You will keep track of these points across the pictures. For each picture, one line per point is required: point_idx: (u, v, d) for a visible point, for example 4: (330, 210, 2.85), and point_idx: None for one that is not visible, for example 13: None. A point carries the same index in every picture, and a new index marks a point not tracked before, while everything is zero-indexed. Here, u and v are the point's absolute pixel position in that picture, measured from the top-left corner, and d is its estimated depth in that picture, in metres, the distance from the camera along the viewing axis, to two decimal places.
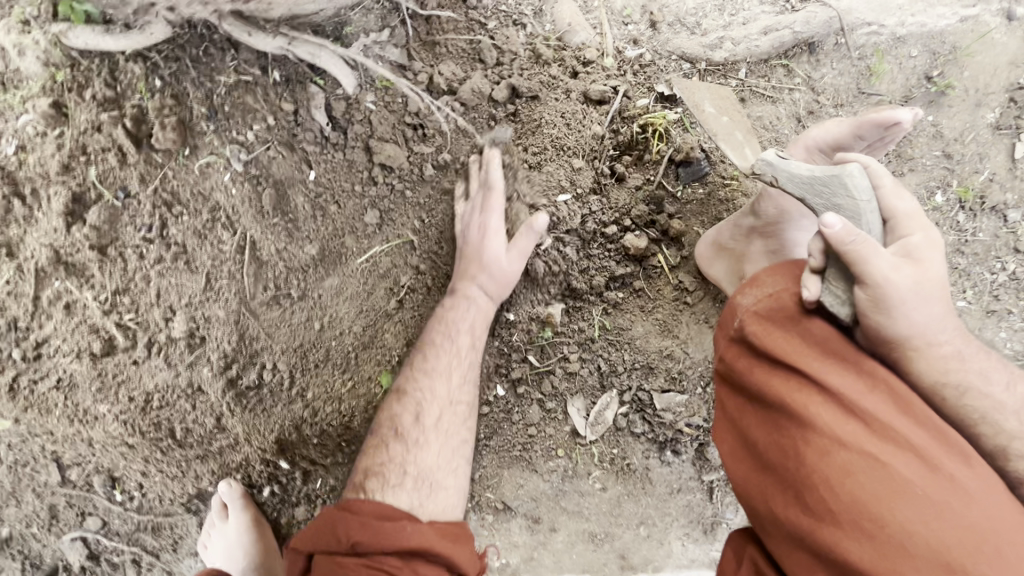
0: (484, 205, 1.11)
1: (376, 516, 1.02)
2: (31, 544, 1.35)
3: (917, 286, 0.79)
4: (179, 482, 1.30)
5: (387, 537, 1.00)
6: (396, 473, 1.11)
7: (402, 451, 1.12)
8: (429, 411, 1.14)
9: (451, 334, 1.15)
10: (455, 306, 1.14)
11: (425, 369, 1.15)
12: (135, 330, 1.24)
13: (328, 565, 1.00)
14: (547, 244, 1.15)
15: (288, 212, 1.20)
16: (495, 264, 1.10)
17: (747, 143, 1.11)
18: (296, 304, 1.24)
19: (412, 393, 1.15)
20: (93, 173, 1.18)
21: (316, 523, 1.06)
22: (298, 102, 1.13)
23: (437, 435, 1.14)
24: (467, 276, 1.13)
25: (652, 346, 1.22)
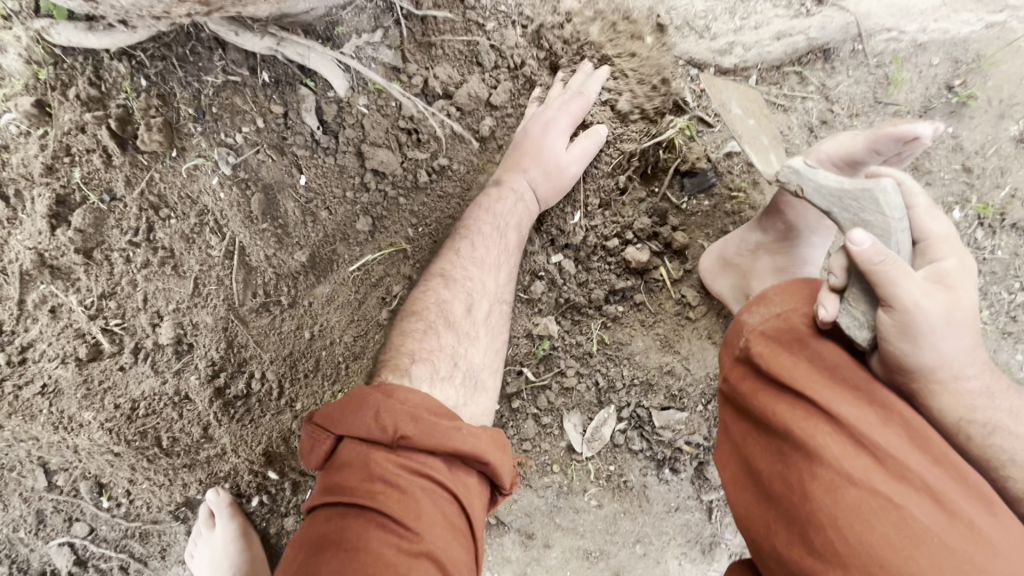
0: (564, 104, 1.06)
1: (426, 410, 0.86)
2: (19, 548, 1.33)
3: (948, 314, 0.74)
4: (167, 490, 1.28)
5: (439, 437, 0.83)
6: (445, 362, 0.99)
7: (453, 341, 1.01)
8: (480, 304, 1.05)
9: (499, 224, 1.07)
10: (505, 195, 1.06)
11: (472, 258, 1.06)
12: (122, 335, 1.21)
13: (364, 455, 0.83)
14: (543, 257, 1.12)
15: (277, 218, 1.16)
16: (556, 160, 1.05)
17: (773, 148, 1.05)
18: (286, 311, 1.21)
19: (460, 282, 1.05)
20: (78, 175, 1.15)
21: (351, 402, 0.87)
22: (288, 104, 1.08)
23: (485, 331, 1.05)
24: (524, 160, 1.06)
25: (652, 361, 1.18)
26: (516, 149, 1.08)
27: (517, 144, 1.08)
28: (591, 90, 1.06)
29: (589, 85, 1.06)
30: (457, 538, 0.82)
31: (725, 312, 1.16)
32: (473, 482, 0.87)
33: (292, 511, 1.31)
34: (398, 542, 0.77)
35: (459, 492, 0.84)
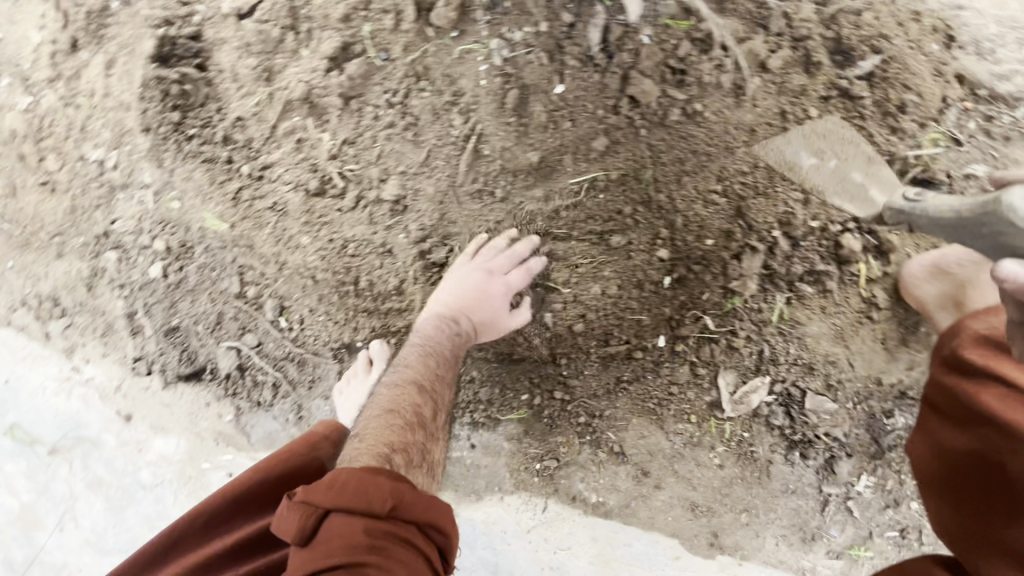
0: (513, 271, 1.28)
1: (404, 482, 0.99)
2: (191, 341, 1.48)
3: None
4: (340, 328, 1.41)
5: (424, 511, 0.96)
6: (417, 455, 1.11)
7: (422, 439, 1.15)
8: (440, 413, 1.22)
9: (452, 350, 1.26)
10: (454, 333, 1.26)
11: (432, 372, 1.23)
12: (350, 181, 1.34)
13: (352, 525, 0.91)
14: (764, 224, 1.17)
15: (524, 116, 1.26)
16: (498, 315, 1.28)
17: (875, 180, 1.09)
18: (498, 203, 1.31)
19: (429, 392, 1.21)
20: (367, 30, 1.28)
21: (340, 478, 0.97)
22: (579, 16, 1.18)
23: (439, 438, 1.20)
24: (471, 310, 1.27)
25: (820, 348, 1.24)
26: (466, 295, 1.27)
27: (467, 292, 1.27)
28: (535, 270, 1.28)
29: (534, 262, 1.28)
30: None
31: (906, 322, 1.22)
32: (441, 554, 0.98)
33: None
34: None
35: (433, 559, 0.94)
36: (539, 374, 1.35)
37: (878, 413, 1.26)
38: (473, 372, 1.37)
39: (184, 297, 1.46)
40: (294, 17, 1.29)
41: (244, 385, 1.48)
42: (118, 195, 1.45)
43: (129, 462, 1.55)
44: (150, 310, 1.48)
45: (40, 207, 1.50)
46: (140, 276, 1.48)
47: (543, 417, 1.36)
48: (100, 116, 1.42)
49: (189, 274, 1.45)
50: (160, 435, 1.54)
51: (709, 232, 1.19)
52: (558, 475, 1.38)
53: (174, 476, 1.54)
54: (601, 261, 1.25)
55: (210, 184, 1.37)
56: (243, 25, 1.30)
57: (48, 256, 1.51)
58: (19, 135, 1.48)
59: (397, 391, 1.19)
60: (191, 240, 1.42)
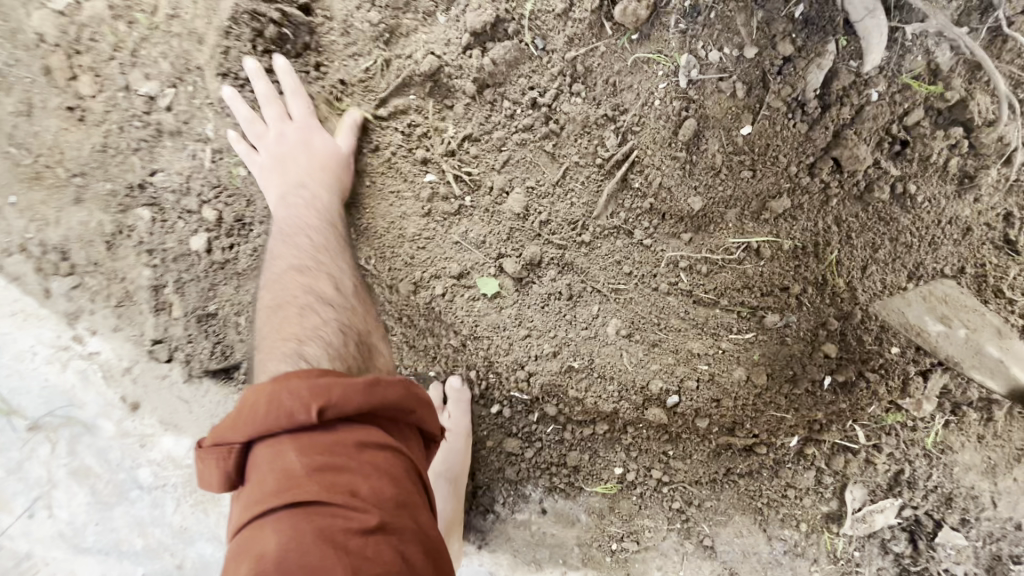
0: (292, 107, 1.07)
1: (333, 375, 0.74)
2: (229, 332, 1.24)
3: None
4: (414, 356, 1.16)
5: (365, 397, 0.72)
6: (335, 333, 0.89)
7: (327, 313, 0.92)
8: (342, 280, 0.98)
9: (312, 220, 1.03)
10: (309, 199, 1.04)
11: (304, 250, 0.99)
12: (466, 186, 1.10)
13: (279, 452, 0.69)
14: (965, 344, 0.99)
15: (695, 153, 1.04)
16: (320, 152, 1.06)
17: (1014, 355, 0.98)
18: (635, 248, 1.09)
19: (313, 269, 0.97)
20: (527, 8, 1.04)
21: (246, 401, 0.72)
22: (800, 51, 0.96)
23: (359, 302, 0.98)
24: (298, 169, 1.05)
25: (967, 480, 1.10)
26: (282, 165, 1.06)
27: (281, 159, 1.06)
28: (297, 78, 1.07)
29: (290, 77, 1.07)
30: (417, 496, 0.73)
31: None
32: (413, 435, 0.79)
33: (522, 437, 1.18)
34: (362, 526, 0.65)
35: (402, 450, 0.75)
36: (638, 449, 1.16)
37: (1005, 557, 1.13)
38: (564, 433, 1.16)
39: (228, 280, 1.21)
40: None
41: None
42: (167, 142, 1.17)
43: (127, 456, 1.31)
44: (183, 287, 1.22)
45: (62, 136, 1.20)
46: (176, 245, 1.21)
47: (632, 494, 1.19)
48: (163, 42, 1.13)
49: (241, 255, 1.20)
50: (172, 432, 1.30)
51: (896, 338, 1.02)
52: (633, 558, 1.21)
53: (182, 480, 1.32)
54: (749, 340, 1.07)
55: None
56: None
57: (64, 199, 1.23)
58: (48, 42, 1.17)
59: (281, 287, 0.95)
60: (249, 217, 1.18)
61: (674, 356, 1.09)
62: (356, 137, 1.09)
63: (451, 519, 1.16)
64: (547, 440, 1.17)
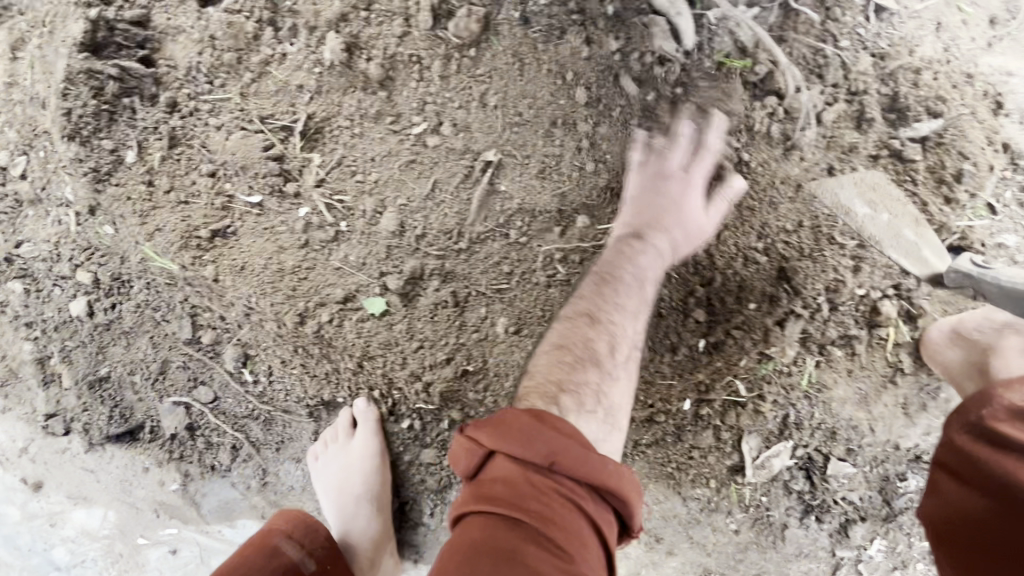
0: (677, 155, 1.05)
1: (577, 439, 0.81)
2: (125, 393, 1.21)
3: None
4: (318, 384, 1.19)
5: (589, 467, 0.78)
6: (588, 398, 0.94)
7: (597, 378, 0.96)
8: (621, 347, 1.00)
9: (627, 271, 1.03)
10: (637, 247, 1.04)
11: (604, 296, 1.02)
12: (340, 213, 1.12)
13: (514, 474, 0.77)
14: (816, 289, 1.07)
15: (550, 151, 1.11)
16: (678, 206, 1.04)
17: (926, 240, 1.05)
18: (513, 247, 1.14)
19: (605, 322, 1.00)
20: (369, 34, 1.06)
21: (505, 417, 0.83)
22: (624, 45, 1.04)
23: (625, 373, 0.99)
24: (643, 212, 1.05)
25: (845, 412, 1.20)
26: (652, 204, 1.05)
27: (676, 227, 1.04)
28: (712, 134, 1.04)
29: (687, 128, 1.04)
30: (604, 575, 0.74)
31: (925, 387, 1.19)
32: (611, 516, 0.79)
33: (436, 446, 1.21)
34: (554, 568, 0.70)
35: (600, 525, 0.77)
36: None
37: (893, 476, 1.23)
38: None
39: (115, 340, 1.19)
40: (275, 9, 1.05)
41: (196, 446, 1.23)
42: (29, 210, 1.15)
43: (38, 538, 1.27)
44: (69, 356, 1.19)
45: None
46: (55, 314, 1.18)
47: None
48: (6, 112, 1.11)
49: (123, 313, 1.17)
50: (82, 505, 1.26)
51: (754, 293, 1.10)
52: None
53: (99, 553, 1.28)
54: None
55: (158, 208, 1.10)
56: (206, 13, 1.05)
57: None
58: None
59: (568, 325, 1.01)
60: (127, 274, 1.15)
61: None
62: (726, 203, 1.06)
63: (381, 533, 1.22)
64: None
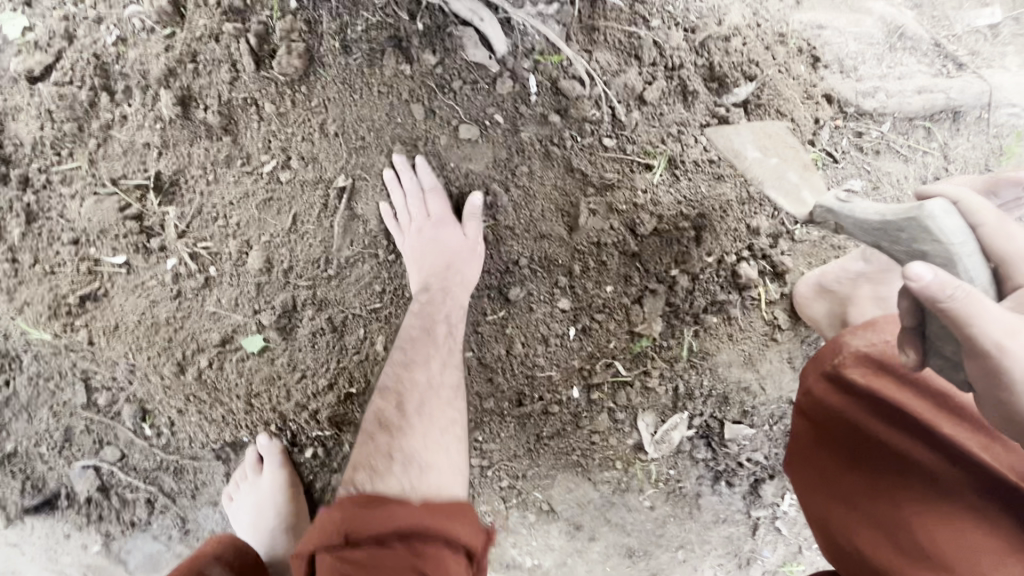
0: (423, 202, 1.14)
1: (392, 509, 0.88)
2: (35, 465, 1.23)
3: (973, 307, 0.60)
4: (218, 428, 1.22)
5: (404, 528, 0.85)
6: (382, 461, 1.00)
7: (388, 441, 1.04)
8: (415, 401, 1.08)
9: (424, 326, 1.11)
10: (431, 296, 1.12)
11: (395, 364, 1.11)
12: (206, 260, 1.15)
13: (333, 564, 0.83)
14: (665, 267, 1.13)
15: (398, 169, 1.13)
16: (455, 243, 1.13)
17: (808, 182, 1.03)
18: (382, 266, 1.18)
19: (400, 386, 1.09)
20: (201, 84, 1.08)
21: (316, 525, 0.89)
22: (443, 57, 1.06)
23: (423, 425, 1.06)
24: (427, 261, 1.13)
25: (733, 376, 1.21)
26: (432, 254, 1.13)
27: (450, 270, 1.13)
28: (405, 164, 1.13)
29: (405, 175, 1.13)
30: None
31: (806, 338, 1.21)
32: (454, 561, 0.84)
33: (343, 469, 1.24)
34: None
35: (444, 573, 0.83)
36: None
37: None
38: None
39: (16, 415, 1.22)
40: (105, 74, 1.08)
41: (112, 506, 1.26)
42: None
43: None
44: None
45: None
46: None
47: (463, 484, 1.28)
48: None
49: (19, 388, 1.20)
50: None
51: (609, 277, 1.13)
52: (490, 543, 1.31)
53: None
54: (503, 317, 1.18)
55: (30, 282, 1.13)
56: (37, 89, 1.07)
57: None
58: None
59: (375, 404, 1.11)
60: (14, 350, 1.18)
61: None
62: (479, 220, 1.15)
63: None
64: None
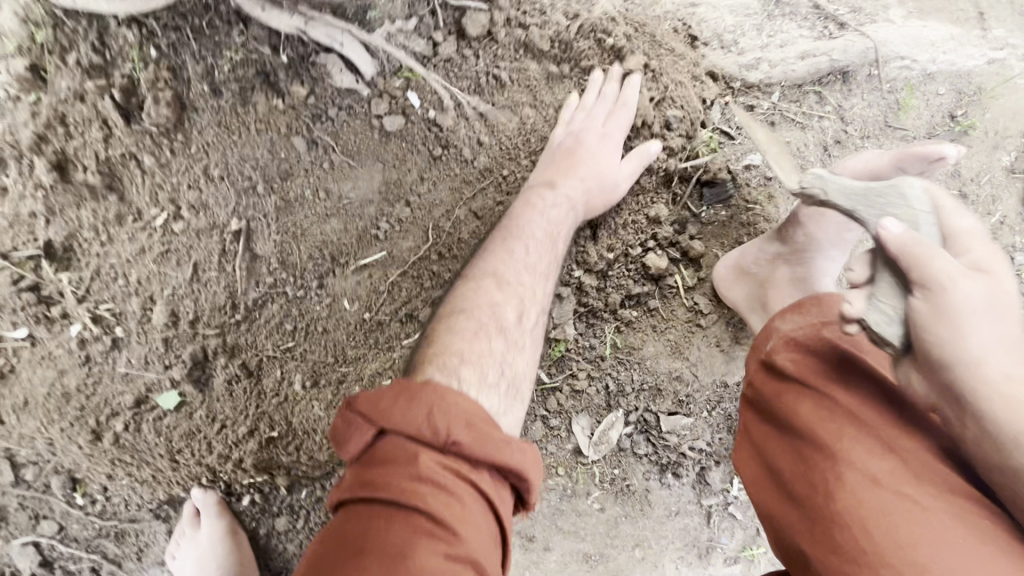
0: (606, 114, 1.07)
1: (482, 416, 0.76)
2: None
3: (989, 297, 0.67)
4: (151, 487, 1.20)
5: (487, 443, 0.74)
6: (492, 369, 0.88)
7: (501, 348, 0.92)
8: (529, 312, 0.99)
9: (550, 228, 1.03)
10: (560, 199, 1.04)
11: (522, 265, 1.00)
12: (112, 322, 1.12)
13: (407, 455, 0.72)
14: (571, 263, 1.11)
15: (292, 203, 1.11)
16: (601, 165, 1.05)
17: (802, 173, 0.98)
18: (292, 303, 1.14)
19: (512, 284, 0.99)
20: (74, 146, 1.05)
21: (395, 394, 0.76)
22: (314, 86, 1.05)
23: (530, 344, 0.98)
24: (571, 162, 1.06)
25: (662, 367, 1.19)
26: (572, 154, 1.06)
27: (589, 174, 1.04)
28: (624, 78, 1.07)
29: (625, 91, 1.06)
30: (494, 556, 0.73)
31: (731, 320, 1.18)
32: (514, 495, 0.77)
33: (285, 511, 1.23)
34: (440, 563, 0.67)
35: (500, 508, 0.75)
36: None
37: (734, 414, 1.22)
38: (317, 491, 1.22)
39: None
40: None
41: None
42: None
43: None
44: None
45: None
46: None
47: None
48: None
49: None
50: None
51: None
52: None
53: None
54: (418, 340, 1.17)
55: None
56: None
57: None
58: None
59: (466, 283, 0.99)
60: None
61: (361, 383, 1.17)
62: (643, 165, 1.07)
63: None
64: (307, 504, 1.23)
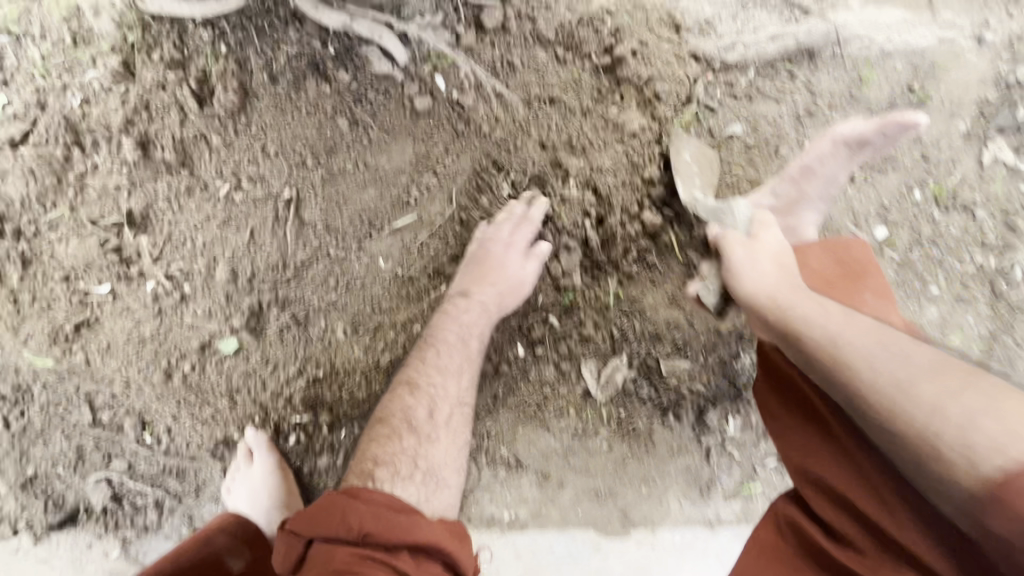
0: (516, 228, 1.27)
1: (392, 510, 1.05)
2: (55, 484, 1.37)
3: (754, 254, 1.09)
4: (210, 427, 1.36)
5: (400, 530, 1.02)
6: (406, 466, 1.17)
7: (414, 444, 1.20)
8: (440, 409, 1.24)
9: (462, 335, 1.27)
10: (478, 308, 1.26)
11: (436, 372, 1.25)
12: (180, 279, 1.30)
13: (330, 550, 0.99)
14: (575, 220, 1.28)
15: (335, 174, 1.29)
16: (513, 270, 1.26)
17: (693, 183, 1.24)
18: (334, 261, 1.32)
19: (424, 388, 1.24)
20: (155, 127, 1.26)
21: (319, 506, 1.05)
22: (356, 73, 1.25)
23: (446, 436, 1.23)
24: (488, 272, 1.26)
25: (660, 315, 1.33)
26: (487, 266, 1.26)
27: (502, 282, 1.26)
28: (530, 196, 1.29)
29: (534, 211, 1.27)
30: None
31: None
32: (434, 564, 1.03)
33: (326, 450, 1.38)
34: None
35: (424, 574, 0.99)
36: None
37: (727, 359, 1.36)
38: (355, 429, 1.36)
39: (33, 442, 1.35)
40: (76, 131, 1.25)
41: (126, 513, 1.39)
42: None
43: None
44: None
45: None
46: None
47: None
48: None
49: (32, 416, 1.35)
50: None
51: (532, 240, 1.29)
52: (467, 504, 1.39)
53: None
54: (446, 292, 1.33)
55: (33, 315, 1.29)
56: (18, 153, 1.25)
57: None
58: None
59: (391, 396, 1.25)
60: (25, 382, 1.33)
61: (394, 329, 1.33)
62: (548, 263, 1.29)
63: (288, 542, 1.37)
64: (345, 443, 1.37)
